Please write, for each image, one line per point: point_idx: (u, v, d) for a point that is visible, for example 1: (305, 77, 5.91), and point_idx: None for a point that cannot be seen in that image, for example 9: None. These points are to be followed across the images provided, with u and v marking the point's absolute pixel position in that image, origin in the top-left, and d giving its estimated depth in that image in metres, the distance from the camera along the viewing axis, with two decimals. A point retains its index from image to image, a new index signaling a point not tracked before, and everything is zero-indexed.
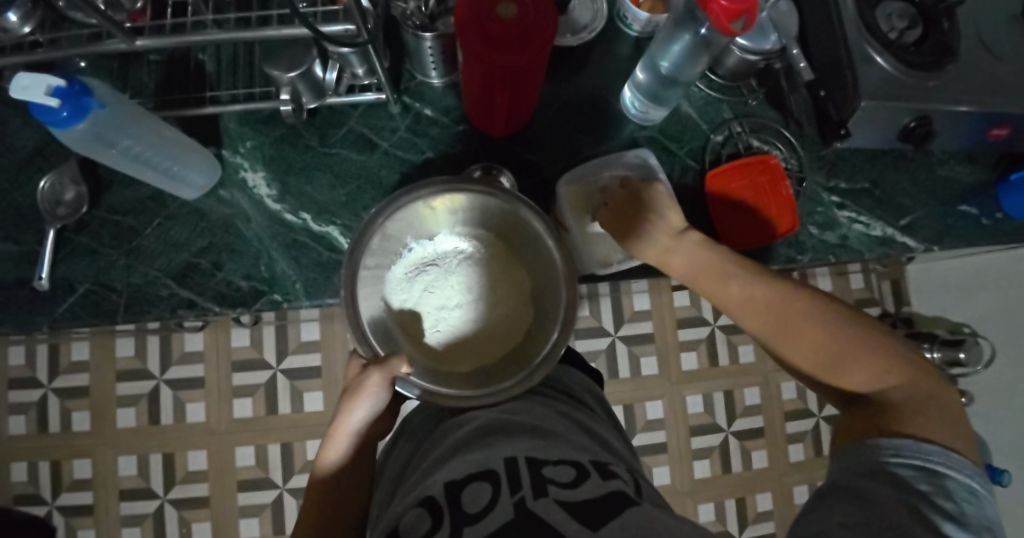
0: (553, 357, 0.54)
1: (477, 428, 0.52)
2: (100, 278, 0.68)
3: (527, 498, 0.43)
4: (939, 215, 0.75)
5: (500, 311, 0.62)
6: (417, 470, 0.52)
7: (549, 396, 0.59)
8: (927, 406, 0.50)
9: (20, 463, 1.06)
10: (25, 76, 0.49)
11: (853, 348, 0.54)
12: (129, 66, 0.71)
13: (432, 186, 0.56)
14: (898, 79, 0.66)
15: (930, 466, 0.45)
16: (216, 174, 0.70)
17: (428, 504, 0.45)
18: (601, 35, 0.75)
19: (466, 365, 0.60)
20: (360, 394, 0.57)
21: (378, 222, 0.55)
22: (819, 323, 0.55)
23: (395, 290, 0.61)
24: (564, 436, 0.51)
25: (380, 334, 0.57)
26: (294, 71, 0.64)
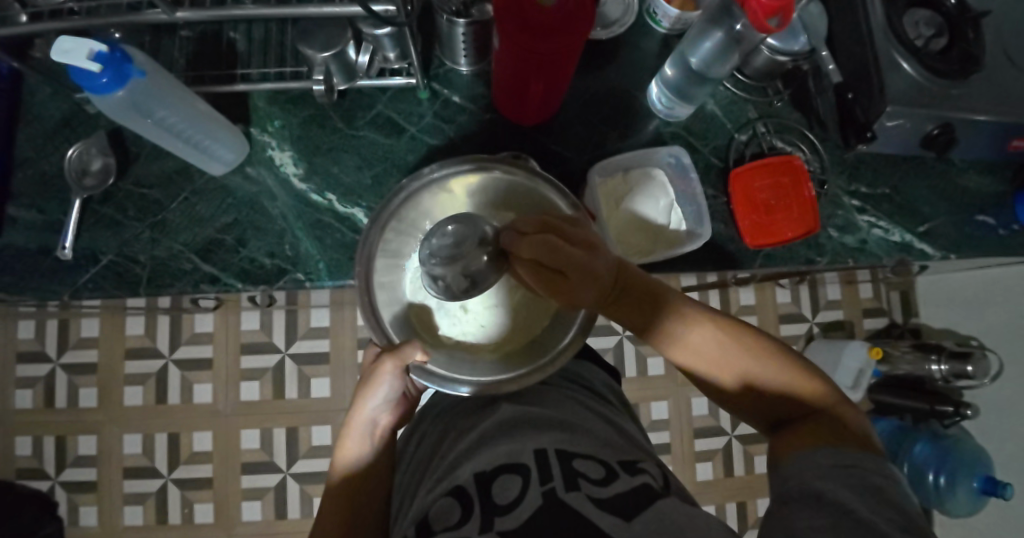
0: (581, 336, 0.55)
1: (502, 421, 0.53)
2: (124, 250, 0.68)
3: (559, 489, 0.43)
4: (957, 224, 0.75)
5: (518, 295, 0.62)
6: (444, 459, 0.53)
7: (573, 390, 0.60)
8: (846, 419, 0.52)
9: (24, 437, 1.05)
10: (68, 39, 0.50)
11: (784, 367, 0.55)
12: (161, 40, 0.71)
13: (446, 167, 0.59)
14: (926, 86, 0.67)
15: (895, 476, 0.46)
16: (244, 151, 0.70)
17: (458, 495, 0.46)
18: (630, 31, 0.75)
19: (489, 352, 0.59)
20: (374, 383, 0.58)
21: (394, 206, 0.58)
22: (755, 360, 0.55)
23: (413, 280, 0.60)
24: (589, 430, 0.52)
25: (400, 324, 0.58)
26: (329, 51, 0.64)
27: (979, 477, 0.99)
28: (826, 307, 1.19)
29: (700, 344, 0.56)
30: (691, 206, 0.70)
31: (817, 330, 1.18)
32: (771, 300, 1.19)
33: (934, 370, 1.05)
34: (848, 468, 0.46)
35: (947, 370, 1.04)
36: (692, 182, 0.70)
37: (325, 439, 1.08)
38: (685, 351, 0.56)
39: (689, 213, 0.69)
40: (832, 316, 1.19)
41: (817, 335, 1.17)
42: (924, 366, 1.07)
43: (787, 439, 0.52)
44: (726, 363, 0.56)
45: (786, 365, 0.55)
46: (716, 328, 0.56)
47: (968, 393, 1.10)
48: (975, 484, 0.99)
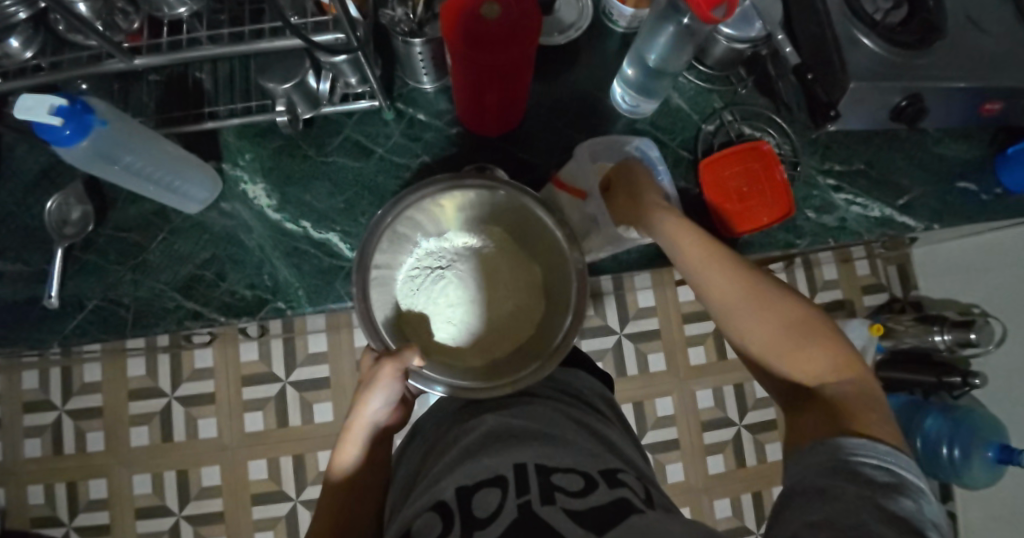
0: (568, 343, 0.55)
1: (485, 432, 0.53)
2: (108, 294, 0.69)
3: (534, 502, 0.44)
4: (937, 193, 0.74)
5: (510, 302, 0.62)
6: (427, 475, 0.53)
7: (555, 398, 0.60)
8: (880, 409, 0.51)
9: (36, 486, 1.06)
10: (29, 97, 0.50)
11: (808, 332, 0.56)
12: (129, 87, 0.72)
13: (439, 183, 0.56)
14: (886, 59, 0.66)
15: (886, 466, 0.45)
16: (217, 188, 0.71)
17: (439, 508, 0.46)
18: (588, 34, 0.75)
19: (479, 359, 0.60)
20: (373, 388, 0.56)
21: (385, 223, 0.56)
22: (785, 325, 0.57)
23: (405, 291, 0.61)
24: (570, 440, 0.52)
25: (393, 331, 0.58)
26: (289, 82, 0.65)
27: (993, 447, 0.97)
28: (823, 287, 1.17)
29: (721, 294, 0.59)
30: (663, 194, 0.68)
31: None
32: None
33: (938, 341, 1.03)
34: (829, 468, 0.45)
35: (951, 340, 1.02)
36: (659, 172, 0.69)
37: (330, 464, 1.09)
38: (710, 297, 0.60)
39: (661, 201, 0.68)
40: (831, 296, 1.17)
41: None
42: (928, 338, 1.05)
43: (807, 411, 0.53)
44: (747, 318, 0.58)
45: (799, 330, 0.56)
46: (742, 287, 0.58)
47: (975, 362, 1.08)
48: (990, 455, 0.98)
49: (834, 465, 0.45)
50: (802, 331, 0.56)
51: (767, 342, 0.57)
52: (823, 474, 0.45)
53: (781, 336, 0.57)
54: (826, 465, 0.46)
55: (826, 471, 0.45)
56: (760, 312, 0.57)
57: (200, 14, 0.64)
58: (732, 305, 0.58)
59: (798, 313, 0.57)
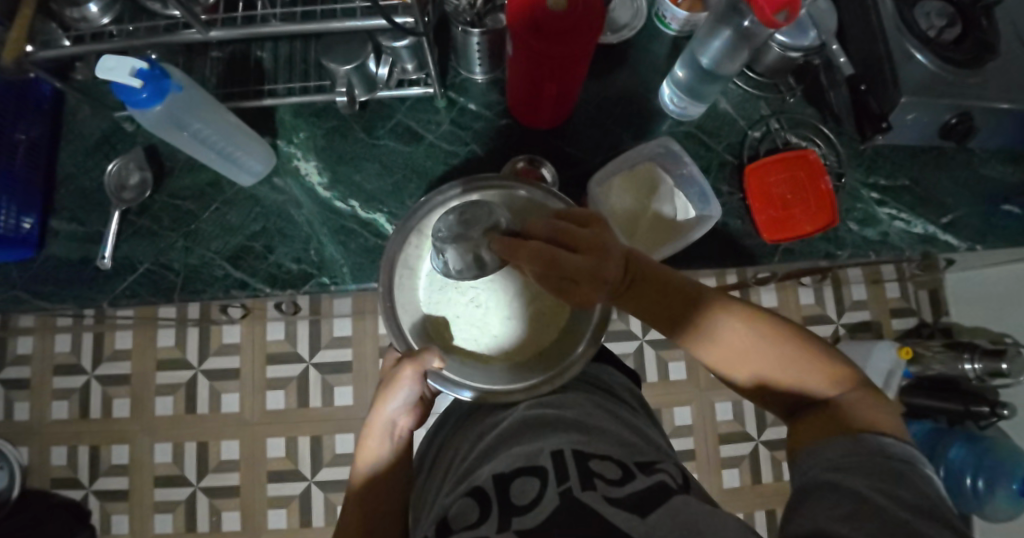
0: (592, 347, 0.57)
1: (519, 421, 0.54)
2: (159, 259, 0.71)
3: (574, 488, 0.43)
4: (982, 214, 0.74)
5: (532, 308, 0.62)
6: (461, 465, 0.53)
7: (587, 390, 0.61)
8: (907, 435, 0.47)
9: (59, 447, 1.08)
10: (110, 57, 0.51)
11: (791, 346, 0.53)
12: (192, 60, 0.74)
13: (464, 183, 0.58)
14: (941, 76, 0.66)
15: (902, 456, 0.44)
16: (271, 162, 0.72)
17: (476, 494, 0.46)
18: (640, 35, 0.76)
19: (500, 360, 0.61)
20: (392, 391, 0.58)
21: (415, 224, 0.58)
22: (765, 349, 0.52)
23: (429, 293, 0.62)
24: (604, 430, 0.52)
25: (419, 333, 0.60)
26: (349, 64, 0.66)
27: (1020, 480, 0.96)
28: (851, 308, 1.16)
29: (722, 337, 0.53)
30: (693, 188, 0.69)
31: (843, 332, 1.16)
32: (794, 302, 1.17)
33: (967, 369, 1.02)
34: (850, 461, 0.43)
35: (980, 369, 1.01)
36: (687, 164, 0.69)
37: (347, 447, 1.09)
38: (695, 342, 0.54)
39: (693, 194, 0.69)
40: (858, 317, 1.16)
41: (843, 336, 1.15)
42: (957, 365, 1.04)
43: (803, 426, 0.50)
44: (735, 355, 0.53)
45: (783, 344, 0.52)
46: (724, 318, 0.53)
47: (1004, 393, 1.06)
48: (1015, 488, 0.96)
49: (851, 459, 0.44)
50: (785, 346, 0.52)
51: (755, 371, 0.53)
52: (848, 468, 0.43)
53: (767, 360, 0.52)
54: (844, 459, 0.44)
55: (836, 467, 0.43)
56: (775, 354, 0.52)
57: None
58: (728, 341, 0.53)
59: (769, 326, 0.53)
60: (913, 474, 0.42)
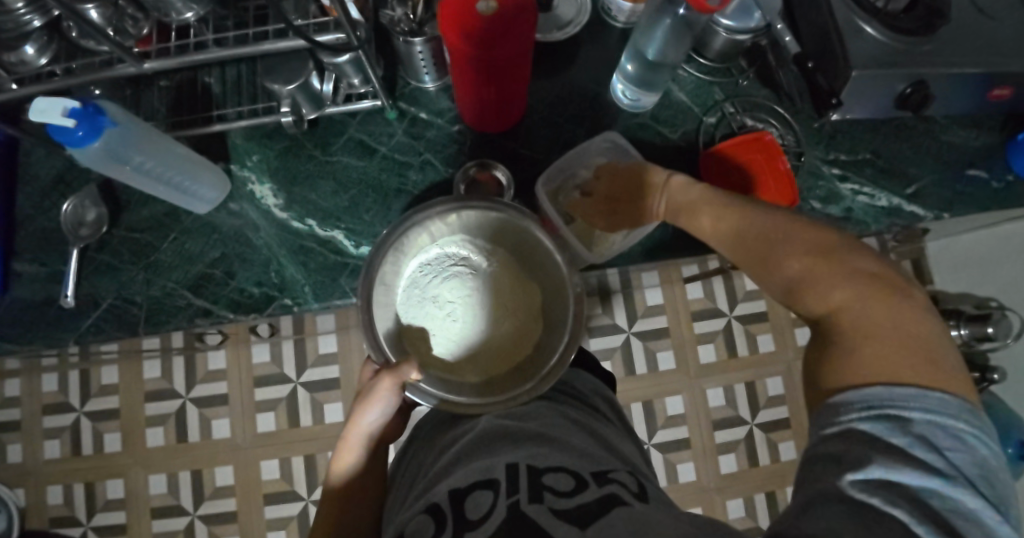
0: (566, 356, 0.56)
1: (480, 434, 0.53)
2: (121, 293, 0.71)
3: (522, 501, 0.43)
4: (947, 181, 0.73)
5: (508, 325, 0.61)
6: (424, 479, 0.53)
7: (561, 401, 0.60)
8: (890, 318, 0.43)
9: (55, 486, 1.09)
10: (42, 100, 0.51)
11: (825, 261, 0.48)
12: (140, 92, 0.74)
13: (444, 204, 0.59)
14: (889, 46, 0.66)
15: (912, 414, 0.38)
16: (226, 188, 0.72)
17: (432, 510, 0.47)
18: (587, 30, 0.76)
19: (475, 376, 0.59)
20: (372, 399, 0.57)
21: (394, 237, 0.59)
22: (792, 260, 0.50)
23: (405, 304, 0.60)
24: (567, 443, 0.51)
25: (394, 342, 0.58)
26: (292, 83, 0.66)
27: (1014, 443, 0.95)
28: None
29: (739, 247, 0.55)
30: None
31: None
32: None
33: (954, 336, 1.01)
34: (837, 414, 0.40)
35: (967, 335, 1.00)
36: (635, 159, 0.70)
37: None
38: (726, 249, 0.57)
39: None
40: None
41: None
42: None
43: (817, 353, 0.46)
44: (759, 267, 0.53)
45: (814, 259, 0.48)
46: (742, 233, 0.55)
47: (994, 357, 1.05)
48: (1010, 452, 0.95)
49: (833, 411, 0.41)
50: (815, 257, 0.49)
51: (778, 287, 0.51)
52: (831, 440, 0.39)
53: (791, 274, 0.50)
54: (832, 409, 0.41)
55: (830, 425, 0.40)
56: (750, 250, 0.53)
57: (207, 18, 0.65)
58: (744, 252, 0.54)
59: (798, 238, 0.50)
60: (911, 444, 0.37)
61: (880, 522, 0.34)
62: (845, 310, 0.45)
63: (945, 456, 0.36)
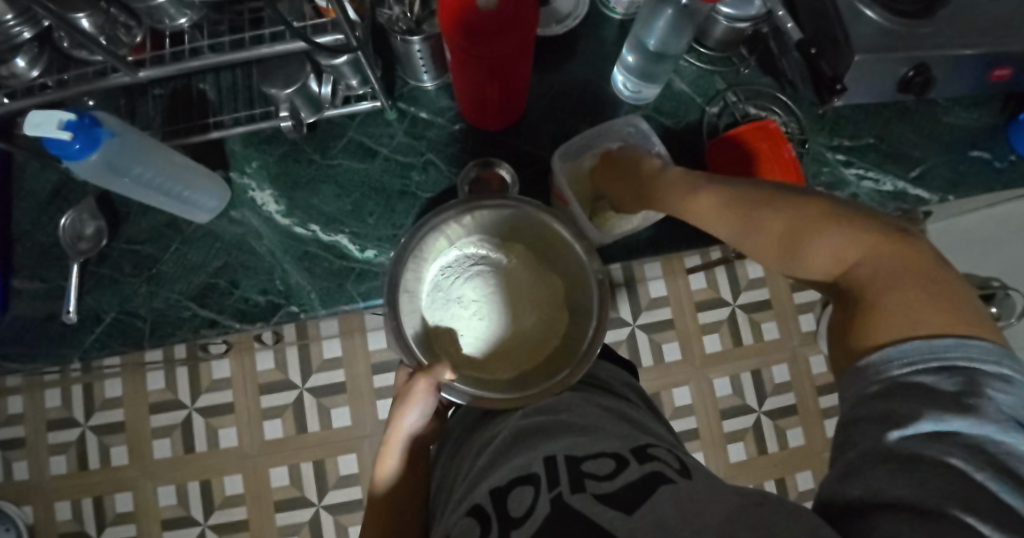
0: (596, 344, 0.55)
1: (515, 429, 0.52)
2: (125, 306, 0.70)
3: (566, 492, 0.42)
4: (951, 163, 0.73)
5: (533, 318, 0.61)
6: (464, 480, 0.52)
7: (587, 389, 0.58)
8: (902, 265, 0.41)
9: (62, 502, 1.08)
10: (37, 113, 0.51)
11: (814, 216, 0.45)
12: (135, 101, 0.73)
13: (460, 205, 0.58)
14: (891, 29, 0.65)
15: (953, 361, 0.37)
16: (226, 196, 0.71)
17: (477, 512, 0.45)
18: (585, 23, 0.75)
19: (506, 372, 0.59)
20: (409, 402, 0.57)
21: (413, 243, 0.57)
22: (781, 224, 0.47)
23: (430, 308, 0.60)
24: (604, 428, 0.49)
25: (423, 344, 0.58)
26: (291, 87, 0.65)
27: None
28: None
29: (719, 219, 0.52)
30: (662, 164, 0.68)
31: None
32: None
33: None
34: (876, 392, 0.38)
35: None
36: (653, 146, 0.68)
37: (351, 468, 1.09)
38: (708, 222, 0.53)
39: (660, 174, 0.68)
40: None
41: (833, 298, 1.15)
42: None
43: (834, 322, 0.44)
44: (744, 235, 0.50)
45: (807, 221, 0.45)
46: (724, 203, 0.51)
47: None
48: None
49: (868, 384, 0.39)
50: (804, 218, 0.45)
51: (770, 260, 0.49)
52: (871, 404, 0.38)
53: (778, 238, 0.47)
54: (871, 390, 0.38)
55: (866, 400, 0.38)
56: (731, 216, 0.50)
57: (201, 25, 0.64)
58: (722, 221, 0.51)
59: (773, 196, 0.48)
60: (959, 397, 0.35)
61: (950, 482, 0.33)
62: (856, 264, 0.43)
63: (1000, 402, 0.35)
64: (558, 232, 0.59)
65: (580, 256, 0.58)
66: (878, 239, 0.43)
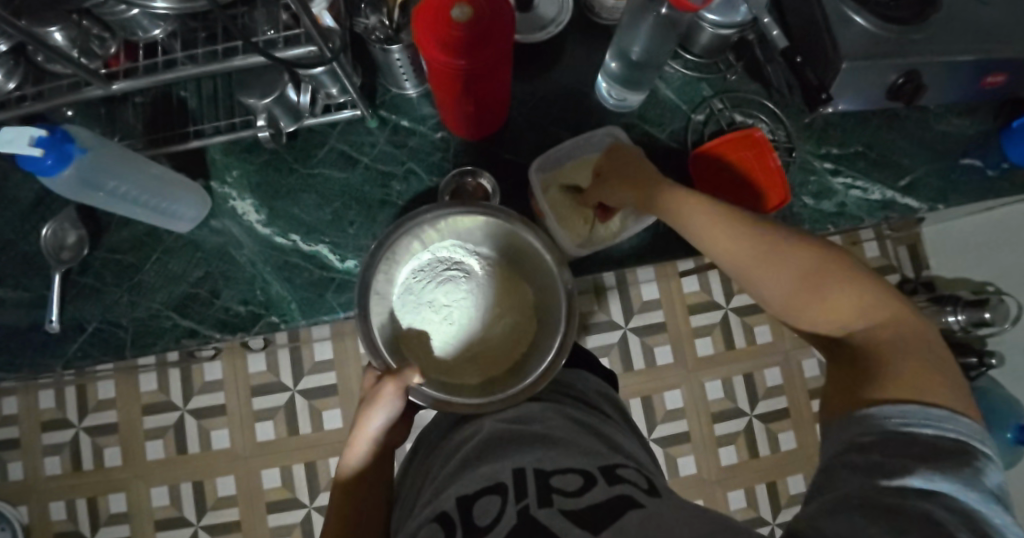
0: (564, 354, 0.55)
1: (486, 437, 0.51)
2: (107, 315, 0.70)
3: (532, 506, 0.41)
4: (942, 171, 0.72)
5: (502, 324, 0.60)
6: (431, 486, 0.50)
7: (558, 400, 0.57)
8: (921, 356, 0.46)
9: (57, 502, 1.09)
10: (8, 129, 0.50)
11: (834, 268, 0.50)
12: (115, 109, 0.72)
13: (436, 209, 0.57)
14: (881, 36, 0.64)
15: (948, 435, 0.40)
16: (206, 205, 0.70)
17: (441, 520, 0.44)
18: (570, 29, 0.74)
19: (474, 376, 0.59)
20: (374, 406, 0.55)
21: (387, 245, 0.57)
22: (805, 270, 0.51)
23: (402, 309, 0.59)
24: (575, 442, 0.48)
25: (391, 342, 0.57)
26: (268, 97, 0.64)
27: (1012, 428, 0.94)
28: None
29: (742, 253, 0.53)
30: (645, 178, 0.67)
31: None
32: None
33: (951, 322, 0.99)
34: (873, 440, 0.41)
35: (964, 321, 0.97)
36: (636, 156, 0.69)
37: None
38: (727, 256, 0.54)
39: None
40: None
41: None
42: (941, 319, 1.01)
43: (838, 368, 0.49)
44: (764, 274, 0.52)
45: (826, 272, 0.50)
46: (753, 242, 0.53)
47: (992, 341, 1.04)
48: (1008, 436, 0.94)
49: (870, 432, 0.42)
50: (828, 269, 0.50)
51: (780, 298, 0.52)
52: (858, 451, 0.41)
53: (798, 281, 0.51)
54: (866, 436, 0.42)
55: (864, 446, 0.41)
56: (757, 254, 0.52)
57: (176, 33, 0.63)
58: (744, 257, 0.53)
59: (802, 246, 0.51)
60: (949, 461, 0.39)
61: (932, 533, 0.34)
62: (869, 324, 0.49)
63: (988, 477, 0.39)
64: (530, 241, 0.59)
65: (552, 266, 0.58)
66: (895, 312, 0.49)
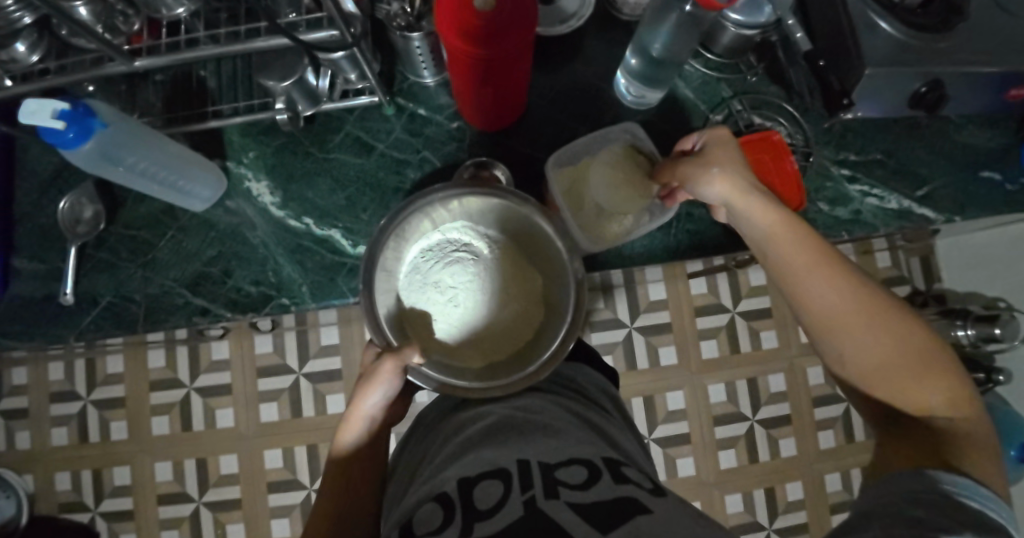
0: (568, 341, 0.55)
1: (491, 423, 0.51)
2: (120, 290, 0.70)
3: (538, 497, 0.41)
4: (960, 183, 0.71)
5: (509, 311, 0.61)
6: (429, 465, 0.50)
7: (559, 393, 0.57)
8: (985, 454, 0.46)
9: (63, 472, 1.10)
10: (32, 100, 0.51)
11: (929, 347, 0.49)
12: (136, 87, 0.73)
13: (449, 188, 0.57)
14: (906, 43, 0.63)
15: (990, 514, 0.42)
16: (222, 186, 0.71)
17: (441, 499, 0.44)
18: (591, 24, 0.74)
19: (477, 361, 0.59)
20: (372, 383, 0.55)
21: (396, 221, 0.57)
22: (903, 342, 0.49)
23: (408, 289, 0.59)
24: (579, 436, 0.49)
25: (394, 324, 0.57)
26: (288, 79, 0.64)
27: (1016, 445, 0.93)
28: None
29: (836, 303, 0.50)
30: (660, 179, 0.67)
31: None
32: None
33: (960, 336, 0.99)
34: (919, 495, 0.43)
35: (974, 336, 0.98)
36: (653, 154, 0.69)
37: None
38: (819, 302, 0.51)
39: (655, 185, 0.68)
40: None
41: None
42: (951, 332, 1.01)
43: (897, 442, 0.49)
44: (853, 328, 0.50)
45: (920, 348, 0.49)
46: (857, 298, 0.50)
47: (1000, 357, 1.03)
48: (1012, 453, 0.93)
49: (917, 489, 0.44)
50: (923, 346, 0.49)
51: (860, 355, 0.50)
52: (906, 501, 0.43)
53: (886, 344, 0.49)
54: (918, 493, 0.43)
55: (912, 499, 0.43)
56: (858, 310, 0.50)
57: (198, 13, 0.63)
58: (838, 305, 0.50)
59: (902, 316, 0.50)
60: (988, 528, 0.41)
61: None
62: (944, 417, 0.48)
63: None
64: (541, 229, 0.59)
65: (561, 254, 0.58)
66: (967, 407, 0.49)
